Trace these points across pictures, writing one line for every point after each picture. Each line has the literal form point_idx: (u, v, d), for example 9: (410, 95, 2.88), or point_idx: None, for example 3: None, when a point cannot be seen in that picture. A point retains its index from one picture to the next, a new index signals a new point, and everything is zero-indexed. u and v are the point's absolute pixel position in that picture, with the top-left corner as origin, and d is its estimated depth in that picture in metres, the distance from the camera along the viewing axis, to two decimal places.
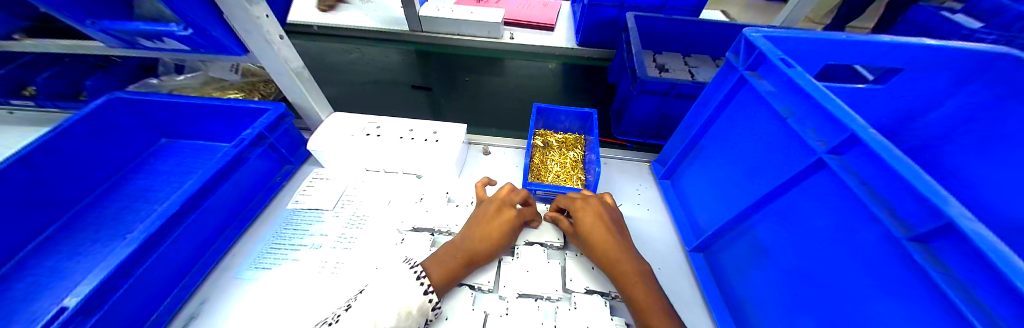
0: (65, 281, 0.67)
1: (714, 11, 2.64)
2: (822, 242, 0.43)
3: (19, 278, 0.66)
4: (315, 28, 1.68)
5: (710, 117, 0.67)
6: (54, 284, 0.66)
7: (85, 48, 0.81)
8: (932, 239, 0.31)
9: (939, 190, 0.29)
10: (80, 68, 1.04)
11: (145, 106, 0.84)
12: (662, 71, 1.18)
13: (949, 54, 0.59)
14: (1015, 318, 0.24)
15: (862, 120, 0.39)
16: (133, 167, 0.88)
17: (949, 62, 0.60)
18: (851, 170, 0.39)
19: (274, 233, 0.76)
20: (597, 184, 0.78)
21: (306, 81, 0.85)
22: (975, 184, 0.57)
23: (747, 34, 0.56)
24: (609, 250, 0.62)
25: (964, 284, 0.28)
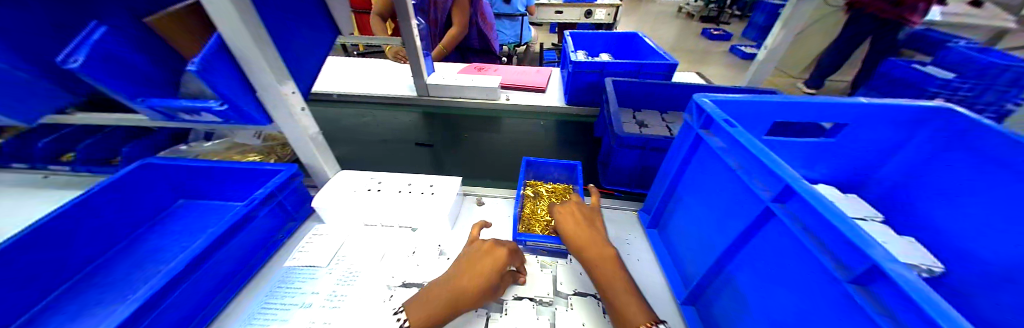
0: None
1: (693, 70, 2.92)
2: (789, 290, 0.45)
3: None
4: (334, 96, 1.89)
5: (680, 168, 0.73)
6: None
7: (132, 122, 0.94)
8: (869, 281, 0.34)
9: (865, 236, 0.33)
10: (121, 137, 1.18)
11: (171, 170, 0.93)
12: (642, 126, 1.29)
13: None
14: None
15: (793, 171, 0.44)
16: (149, 227, 0.94)
17: None
18: (796, 217, 0.42)
19: (269, 290, 0.77)
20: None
21: (319, 144, 0.96)
22: None
23: (696, 99, 0.66)
24: (587, 250, 0.70)
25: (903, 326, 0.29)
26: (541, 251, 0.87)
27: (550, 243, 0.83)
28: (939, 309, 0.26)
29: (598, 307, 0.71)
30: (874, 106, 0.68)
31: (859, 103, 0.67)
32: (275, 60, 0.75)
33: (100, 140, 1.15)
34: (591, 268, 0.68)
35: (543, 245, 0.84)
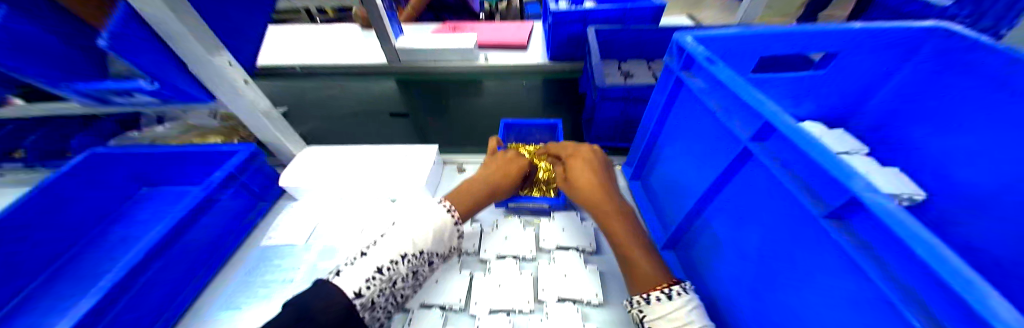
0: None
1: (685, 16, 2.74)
2: (764, 228, 0.44)
3: None
4: (297, 70, 1.69)
5: (660, 116, 0.69)
6: None
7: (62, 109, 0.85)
8: (846, 215, 0.32)
9: (845, 168, 0.31)
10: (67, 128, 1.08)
11: (125, 158, 0.87)
12: (627, 78, 1.23)
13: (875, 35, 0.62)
14: (931, 292, 0.24)
15: (775, 106, 0.40)
16: (116, 217, 0.89)
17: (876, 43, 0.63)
18: (774, 155, 0.40)
19: (247, 272, 0.76)
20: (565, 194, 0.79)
21: (276, 119, 0.88)
22: None
23: (676, 38, 0.60)
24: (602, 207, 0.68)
25: (883, 259, 0.28)
26: (524, 212, 0.86)
27: (533, 203, 0.82)
28: (921, 238, 0.24)
29: (579, 259, 0.71)
30: (872, 30, 0.62)
31: (854, 28, 0.61)
32: (205, 30, 0.65)
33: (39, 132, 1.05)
34: (608, 228, 0.66)
35: (524, 206, 0.83)
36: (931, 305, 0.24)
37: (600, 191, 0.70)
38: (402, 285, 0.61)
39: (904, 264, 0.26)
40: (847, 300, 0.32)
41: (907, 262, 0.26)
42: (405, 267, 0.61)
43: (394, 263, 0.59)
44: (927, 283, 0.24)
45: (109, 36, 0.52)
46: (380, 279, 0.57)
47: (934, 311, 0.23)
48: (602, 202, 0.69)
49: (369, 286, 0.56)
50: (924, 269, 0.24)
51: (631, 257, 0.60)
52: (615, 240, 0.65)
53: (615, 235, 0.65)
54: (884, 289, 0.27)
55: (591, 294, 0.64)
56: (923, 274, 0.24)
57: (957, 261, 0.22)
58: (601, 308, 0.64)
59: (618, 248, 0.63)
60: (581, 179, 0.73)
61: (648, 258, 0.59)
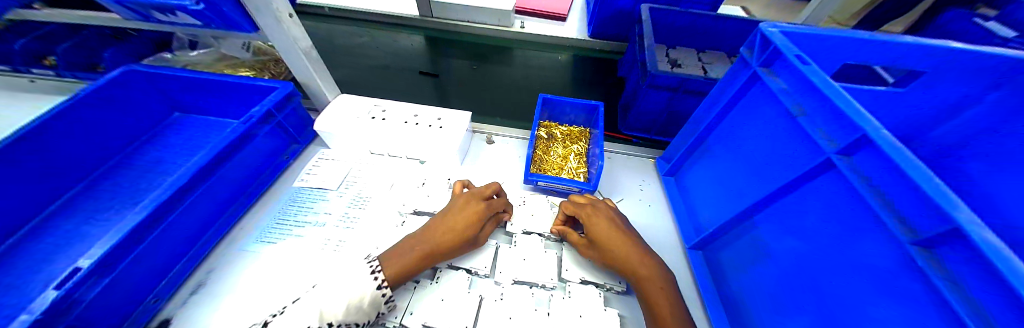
0: (82, 243, 0.71)
1: None
2: (827, 244, 0.42)
3: (42, 237, 0.70)
4: (326, 10, 1.69)
5: (720, 113, 0.66)
6: (73, 245, 0.70)
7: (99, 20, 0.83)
8: (937, 244, 0.30)
9: (950, 195, 0.28)
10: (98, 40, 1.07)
11: (158, 80, 0.86)
12: (673, 67, 1.15)
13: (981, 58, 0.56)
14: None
15: (875, 120, 0.37)
16: (148, 138, 0.91)
17: (977, 67, 0.57)
18: (862, 172, 0.37)
19: (280, 209, 0.78)
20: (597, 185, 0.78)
21: (314, 61, 0.86)
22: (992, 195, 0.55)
23: (761, 28, 0.55)
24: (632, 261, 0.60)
25: (971, 293, 0.27)
26: (551, 191, 0.85)
27: (562, 185, 0.80)
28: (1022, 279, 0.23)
29: None
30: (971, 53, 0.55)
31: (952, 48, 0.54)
32: None
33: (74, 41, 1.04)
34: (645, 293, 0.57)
35: (555, 186, 0.82)
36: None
37: (638, 254, 0.61)
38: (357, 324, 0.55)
39: (995, 301, 0.25)
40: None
41: (998, 299, 0.25)
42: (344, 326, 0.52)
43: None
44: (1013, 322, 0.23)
45: None
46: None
47: None
48: (637, 264, 0.59)
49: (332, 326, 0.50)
50: (1017, 309, 0.23)
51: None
52: (651, 307, 0.56)
53: (655, 306, 0.55)
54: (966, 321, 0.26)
55: (615, 281, 0.65)
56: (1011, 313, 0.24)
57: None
58: (623, 295, 0.66)
59: (652, 318, 0.54)
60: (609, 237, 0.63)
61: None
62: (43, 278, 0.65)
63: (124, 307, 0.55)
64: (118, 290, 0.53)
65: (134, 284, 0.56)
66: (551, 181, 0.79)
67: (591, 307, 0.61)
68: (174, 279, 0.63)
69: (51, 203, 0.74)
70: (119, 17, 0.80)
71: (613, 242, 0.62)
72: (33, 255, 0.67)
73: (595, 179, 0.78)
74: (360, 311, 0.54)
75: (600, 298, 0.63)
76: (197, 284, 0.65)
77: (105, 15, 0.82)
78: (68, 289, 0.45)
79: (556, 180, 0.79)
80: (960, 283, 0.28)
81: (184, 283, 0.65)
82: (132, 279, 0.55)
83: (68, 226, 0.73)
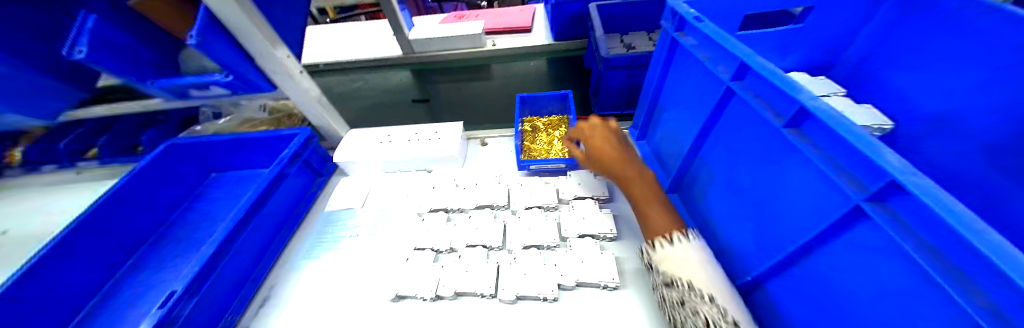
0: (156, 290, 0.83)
1: None
2: (748, 149, 0.56)
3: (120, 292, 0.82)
4: (321, 66, 1.84)
5: (660, 75, 0.80)
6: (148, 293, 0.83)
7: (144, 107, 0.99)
8: (800, 123, 0.44)
9: (796, 87, 0.42)
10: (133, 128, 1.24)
11: (196, 147, 1.02)
12: (629, 49, 1.32)
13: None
14: (857, 165, 0.36)
15: (751, 51, 0.51)
16: (192, 199, 1.05)
17: None
18: (750, 90, 0.51)
19: (319, 230, 0.91)
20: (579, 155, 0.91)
21: (325, 105, 1.02)
22: None
23: (670, 3, 0.70)
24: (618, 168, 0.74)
25: (823, 149, 0.41)
26: (543, 173, 0.99)
27: (550, 164, 0.94)
28: (846, 127, 0.36)
29: (595, 205, 0.85)
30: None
31: None
32: (266, 26, 0.78)
33: (113, 133, 1.22)
34: (626, 186, 0.73)
35: (545, 167, 0.96)
36: (856, 172, 0.36)
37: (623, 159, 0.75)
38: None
39: (837, 149, 0.39)
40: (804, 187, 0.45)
41: (839, 147, 0.38)
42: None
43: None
44: (852, 159, 0.37)
45: (196, 35, 0.64)
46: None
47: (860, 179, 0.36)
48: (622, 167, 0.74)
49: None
50: (851, 151, 0.36)
51: (645, 213, 0.68)
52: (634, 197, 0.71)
53: (636, 197, 0.70)
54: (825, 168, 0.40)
55: (606, 230, 0.78)
56: (849, 155, 0.37)
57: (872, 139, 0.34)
58: (615, 241, 0.79)
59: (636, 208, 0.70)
60: (598, 144, 0.78)
61: (662, 216, 0.66)
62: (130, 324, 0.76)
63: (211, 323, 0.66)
64: (205, 308, 0.64)
65: (218, 304, 0.68)
66: (540, 163, 0.94)
67: (590, 253, 0.74)
68: (243, 299, 0.74)
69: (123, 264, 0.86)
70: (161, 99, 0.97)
71: (600, 145, 0.77)
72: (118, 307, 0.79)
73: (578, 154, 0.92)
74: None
75: (596, 246, 0.76)
76: (263, 300, 0.77)
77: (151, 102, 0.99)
78: (168, 308, 0.55)
79: (544, 161, 0.93)
80: (819, 145, 0.41)
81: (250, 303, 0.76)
82: (215, 299, 0.67)
83: (142, 277, 0.85)
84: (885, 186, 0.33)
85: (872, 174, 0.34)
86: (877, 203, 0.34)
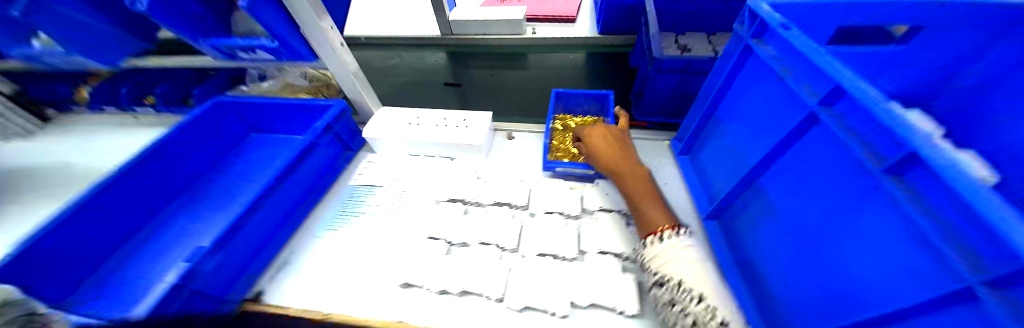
0: (190, 236, 0.89)
1: None
2: (824, 190, 0.46)
3: (162, 231, 0.89)
4: (361, 40, 1.85)
5: (722, 87, 0.70)
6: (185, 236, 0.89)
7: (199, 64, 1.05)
8: (904, 171, 0.34)
9: (904, 121, 0.32)
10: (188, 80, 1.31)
11: (239, 106, 1.07)
12: (683, 52, 1.19)
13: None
14: (984, 242, 0.26)
15: (851, 72, 0.41)
16: (232, 153, 1.11)
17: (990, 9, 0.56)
18: (840, 120, 0.42)
19: (341, 203, 0.92)
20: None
21: (361, 81, 1.01)
22: None
23: (750, 4, 0.59)
24: (619, 167, 0.74)
25: (931, 209, 0.31)
26: (570, 176, 0.93)
27: (577, 169, 0.89)
28: (961, 173, 0.26)
29: (621, 220, 0.78)
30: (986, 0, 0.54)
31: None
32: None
33: (168, 84, 1.28)
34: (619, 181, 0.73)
35: (572, 170, 0.91)
36: (976, 249, 0.27)
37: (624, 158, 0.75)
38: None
39: (950, 212, 0.29)
40: (895, 250, 0.35)
41: (953, 209, 0.28)
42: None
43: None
44: (970, 228, 0.27)
45: None
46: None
47: (984, 259, 0.26)
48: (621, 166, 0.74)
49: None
50: (968, 217, 0.27)
51: (637, 207, 0.66)
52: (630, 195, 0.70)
53: (630, 194, 0.69)
54: (942, 239, 0.29)
55: (631, 250, 0.72)
56: (967, 222, 0.27)
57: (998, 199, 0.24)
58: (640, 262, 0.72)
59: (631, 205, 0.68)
60: (596, 143, 0.80)
61: (655, 209, 0.64)
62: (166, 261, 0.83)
63: (232, 280, 0.71)
64: (230, 263, 0.69)
65: (241, 262, 0.71)
66: (567, 166, 0.89)
67: (609, 273, 0.68)
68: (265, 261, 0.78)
69: (167, 204, 0.93)
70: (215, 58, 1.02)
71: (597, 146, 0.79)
72: (158, 243, 0.86)
73: None
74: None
75: (617, 266, 0.70)
76: (281, 265, 0.79)
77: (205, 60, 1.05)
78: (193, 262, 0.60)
79: (572, 164, 0.89)
80: (924, 202, 0.32)
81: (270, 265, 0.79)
82: (238, 258, 0.71)
83: (181, 221, 0.92)
84: (1012, 272, 0.23)
85: (994, 255, 0.25)
86: (995, 290, 0.25)
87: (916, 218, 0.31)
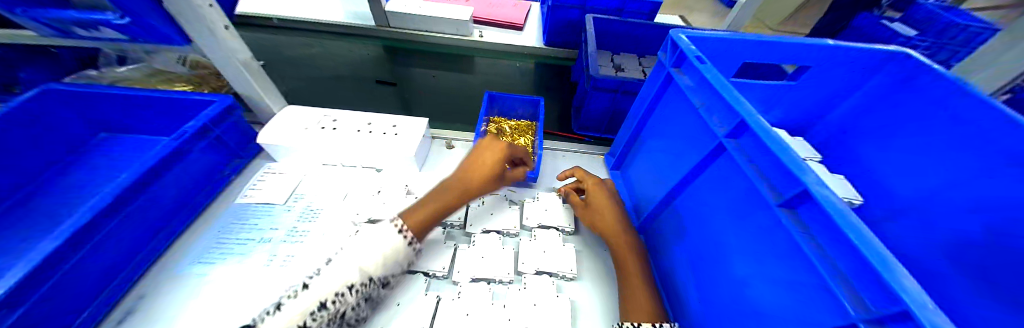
0: None
1: None
2: (728, 215, 0.49)
3: None
4: (275, 21, 1.64)
5: (647, 110, 0.74)
6: None
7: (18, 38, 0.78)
8: (797, 204, 0.36)
9: (801, 163, 0.34)
10: None
11: (81, 99, 0.79)
12: (618, 71, 1.28)
13: (853, 53, 0.66)
14: (872, 289, 0.27)
15: (751, 108, 0.44)
16: (65, 164, 0.82)
17: (852, 61, 0.67)
18: (744, 152, 0.44)
19: (221, 228, 0.74)
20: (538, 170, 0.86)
21: (256, 73, 0.83)
22: None
23: (673, 34, 0.63)
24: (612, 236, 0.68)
25: (822, 244, 0.32)
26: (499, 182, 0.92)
27: None
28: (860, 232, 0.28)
29: (558, 237, 0.76)
30: (846, 49, 0.65)
31: (826, 44, 0.64)
32: None
33: None
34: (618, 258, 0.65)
35: None
36: (860, 287, 0.28)
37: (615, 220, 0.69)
38: (353, 313, 0.54)
39: (839, 249, 0.30)
40: (788, 277, 0.37)
41: (843, 247, 0.30)
42: (355, 297, 0.53)
43: (343, 294, 0.51)
44: (857, 267, 0.29)
45: None
46: (326, 311, 0.49)
47: (870, 306, 0.26)
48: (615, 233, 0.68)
49: (314, 319, 0.48)
50: (856, 255, 0.29)
51: (631, 293, 0.58)
52: (622, 272, 0.63)
53: (624, 268, 0.63)
54: (828, 274, 0.31)
55: (567, 269, 0.70)
56: (855, 260, 0.29)
57: (892, 259, 0.26)
58: (573, 281, 0.71)
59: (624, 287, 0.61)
60: (602, 207, 0.71)
61: (649, 306, 0.55)
62: None
63: None
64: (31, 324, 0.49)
65: (49, 320, 0.51)
66: None
67: (544, 295, 0.65)
68: (99, 308, 0.58)
69: None
70: (39, 33, 0.75)
71: (605, 212, 0.70)
72: None
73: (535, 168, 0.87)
74: (395, 265, 0.59)
75: (552, 286, 0.68)
76: (124, 314, 0.60)
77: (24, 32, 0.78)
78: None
79: None
80: (814, 235, 0.34)
81: (105, 318, 0.60)
82: (44, 316, 0.50)
83: None
84: (895, 314, 0.24)
85: (886, 304, 0.25)
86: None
87: (807, 250, 0.33)
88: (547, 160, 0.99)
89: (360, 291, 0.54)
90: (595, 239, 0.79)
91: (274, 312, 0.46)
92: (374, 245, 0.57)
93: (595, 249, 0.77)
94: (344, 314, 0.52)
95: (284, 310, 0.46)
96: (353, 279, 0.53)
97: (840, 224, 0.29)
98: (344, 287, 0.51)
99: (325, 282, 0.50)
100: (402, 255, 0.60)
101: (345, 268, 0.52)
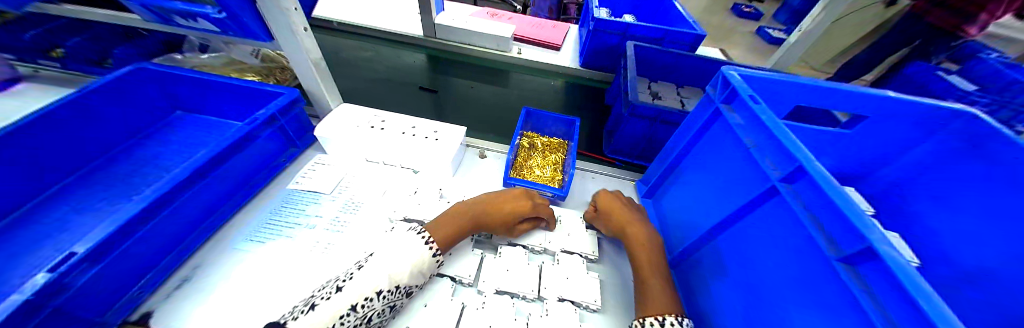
0: (74, 228, 0.74)
1: (752, 27, 2.25)
2: (777, 261, 0.47)
3: (41, 221, 0.73)
4: (335, 24, 1.81)
5: (689, 143, 0.73)
6: (67, 227, 0.74)
7: (127, 21, 0.90)
8: (858, 262, 0.35)
9: (866, 218, 0.33)
10: (115, 37, 1.14)
11: (165, 79, 0.90)
12: (654, 99, 1.29)
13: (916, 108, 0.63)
14: None
15: (809, 153, 0.43)
16: (147, 135, 0.94)
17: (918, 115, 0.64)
18: (800, 199, 0.43)
19: (272, 209, 0.81)
20: (568, 188, 0.87)
21: (322, 71, 0.91)
22: (935, 234, 0.61)
23: (723, 71, 0.63)
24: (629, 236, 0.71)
25: (881, 304, 0.31)
26: None
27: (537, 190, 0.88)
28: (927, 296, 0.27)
29: (583, 264, 0.75)
30: (907, 101, 0.63)
31: (888, 96, 0.62)
32: None
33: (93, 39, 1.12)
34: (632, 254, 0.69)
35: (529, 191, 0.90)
36: None
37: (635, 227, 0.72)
38: (377, 319, 0.58)
39: (903, 313, 0.29)
40: None
41: (906, 310, 0.29)
42: (381, 302, 0.58)
43: (371, 299, 0.56)
44: None
45: None
46: (355, 314, 0.55)
47: None
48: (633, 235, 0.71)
49: (344, 321, 0.53)
50: (918, 316, 0.28)
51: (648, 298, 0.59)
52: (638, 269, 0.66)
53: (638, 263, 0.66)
54: None
55: (591, 299, 0.69)
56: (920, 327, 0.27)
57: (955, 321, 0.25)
58: (597, 313, 0.70)
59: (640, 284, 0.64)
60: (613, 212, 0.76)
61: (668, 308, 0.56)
62: (42, 259, 0.68)
63: (104, 295, 0.56)
64: (110, 275, 0.55)
65: (121, 274, 0.57)
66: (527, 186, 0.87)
67: (567, 324, 0.64)
68: (161, 272, 0.64)
69: (49, 189, 0.78)
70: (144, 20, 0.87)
71: (623, 222, 0.73)
72: (30, 237, 0.71)
73: (566, 187, 0.87)
74: (420, 275, 0.63)
75: (575, 314, 0.66)
76: (181, 279, 0.66)
77: (132, 17, 0.89)
78: (61, 272, 0.46)
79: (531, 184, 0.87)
80: (874, 294, 0.32)
81: (166, 280, 0.66)
82: (118, 269, 0.56)
83: (68, 208, 0.77)
84: None
85: None
86: None
87: (869, 312, 0.31)
88: (577, 180, 0.99)
89: (386, 298, 0.58)
90: (619, 270, 0.78)
91: (309, 311, 0.52)
92: (397, 260, 0.61)
93: (621, 279, 0.76)
94: (370, 318, 0.57)
95: (319, 309, 0.52)
96: (381, 285, 0.57)
97: (907, 285, 0.28)
98: (373, 292, 0.57)
99: (358, 287, 0.56)
100: (427, 265, 0.64)
101: (378, 272, 0.58)
